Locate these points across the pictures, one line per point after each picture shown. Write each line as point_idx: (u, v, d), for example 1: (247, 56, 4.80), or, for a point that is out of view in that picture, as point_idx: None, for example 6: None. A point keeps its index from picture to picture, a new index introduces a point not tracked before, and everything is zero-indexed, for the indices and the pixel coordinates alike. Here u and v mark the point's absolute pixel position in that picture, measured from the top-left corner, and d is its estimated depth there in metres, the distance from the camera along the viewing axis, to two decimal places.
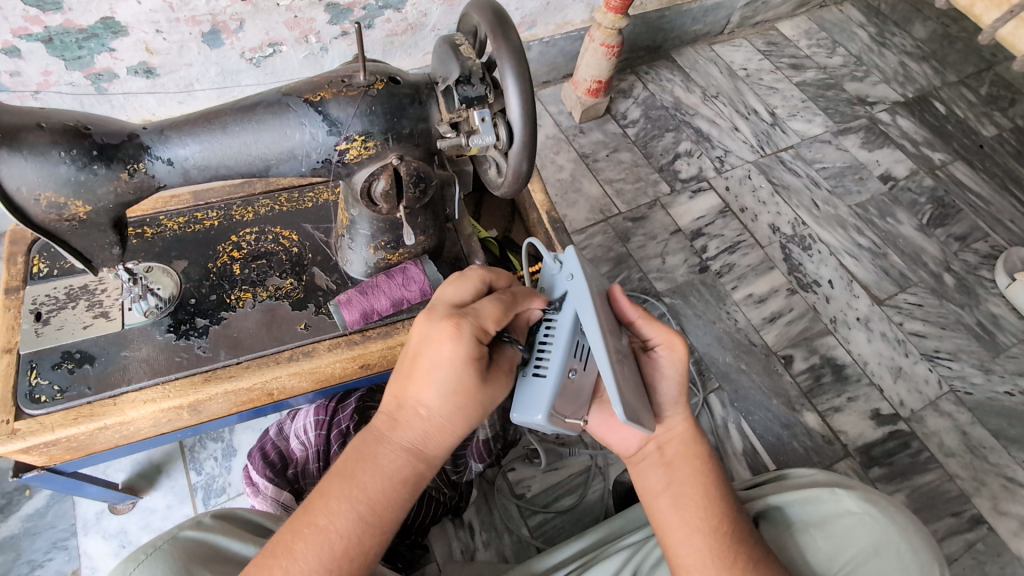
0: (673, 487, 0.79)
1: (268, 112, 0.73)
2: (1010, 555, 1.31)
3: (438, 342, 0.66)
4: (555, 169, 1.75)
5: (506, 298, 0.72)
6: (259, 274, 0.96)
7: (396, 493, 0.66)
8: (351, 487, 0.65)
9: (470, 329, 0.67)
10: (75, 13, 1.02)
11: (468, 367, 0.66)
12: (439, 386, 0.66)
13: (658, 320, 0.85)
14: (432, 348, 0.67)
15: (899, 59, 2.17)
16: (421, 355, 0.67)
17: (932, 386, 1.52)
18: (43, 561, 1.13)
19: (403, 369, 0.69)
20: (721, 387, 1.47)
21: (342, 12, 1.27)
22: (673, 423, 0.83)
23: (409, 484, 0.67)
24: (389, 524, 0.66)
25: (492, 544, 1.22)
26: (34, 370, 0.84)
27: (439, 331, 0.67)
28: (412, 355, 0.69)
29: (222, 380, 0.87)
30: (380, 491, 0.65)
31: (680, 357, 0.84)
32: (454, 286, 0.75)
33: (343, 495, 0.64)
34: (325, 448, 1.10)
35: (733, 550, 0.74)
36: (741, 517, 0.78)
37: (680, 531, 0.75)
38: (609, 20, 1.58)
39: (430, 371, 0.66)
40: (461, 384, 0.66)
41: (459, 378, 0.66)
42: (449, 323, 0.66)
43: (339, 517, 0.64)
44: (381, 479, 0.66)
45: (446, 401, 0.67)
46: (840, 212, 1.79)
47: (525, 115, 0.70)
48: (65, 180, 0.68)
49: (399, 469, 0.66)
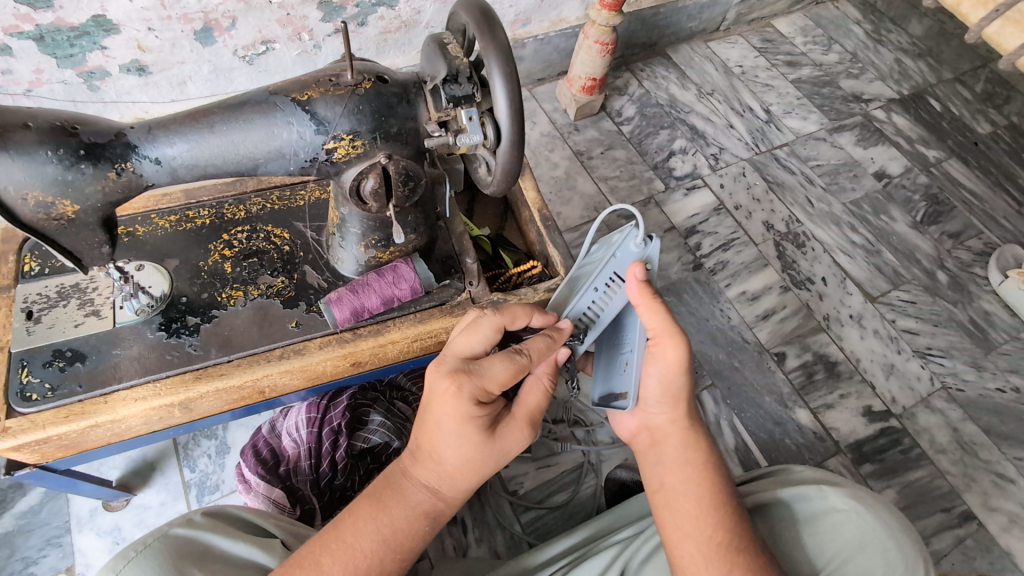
0: (664, 490, 0.80)
1: (256, 111, 0.74)
2: (1000, 551, 1.32)
3: (441, 398, 0.71)
4: (550, 167, 1.75)
5: (522, 358, 0.74)
6: (251, 273, 0.97)
7: (416, 522, 0.72)
8: (377, 511, 0.71)
9: (472, 389, 0.71)
10: (66, 11, 1.02)
11: (471, 423, 0.71)
12: (449, 438, 0.71)
13: (661, 309, 0.79)
14: (438, 403, 0.72)
15: (895, 56, 2.17)
16: (432, 407, 0.73)
17: (924, 383, 1.52)
18: (37, 558, 1.13)
19: (423, 417, 0.75)
20: (714, 384, 1.47)
21: (335, 9, 1.27)
22: (663, 421, 0.85)
23: (428, 516, 0.73)
24: (409, 549, 0.72)
25: (485, 540, 1.23)
26: (25, 369, 0.85)
27: (442, 388, 0.72)
28: (427, 409, 0.74)
29: (213, 378, 0.88)
30: (404, 522, 0.71)
31: (669, 352, 0.79)
32: (465, 335, 0.78)
33: (370, 517, 0.70)
34: (317, 445, 1.11)
35: (728, 558, 0.73)
36: (745, 527, 0.76)
37: (675, 537, 0.76)
38: (603, 17, 1.58)
39: (438, 422, 0.72)
40: (468, 437, 0.71)
41: (464, 432, 0.71)
42: (451, 382, 0.71)
43: (364, 536, 0.69)
44: (403, 509, 0.72)
45: (457, 449, 0.72)
46: (835, 209, 1.79)
47: (513, 114, 0.70)
48: (53, 179, 0.68)
49: (419, 502, 0.73)
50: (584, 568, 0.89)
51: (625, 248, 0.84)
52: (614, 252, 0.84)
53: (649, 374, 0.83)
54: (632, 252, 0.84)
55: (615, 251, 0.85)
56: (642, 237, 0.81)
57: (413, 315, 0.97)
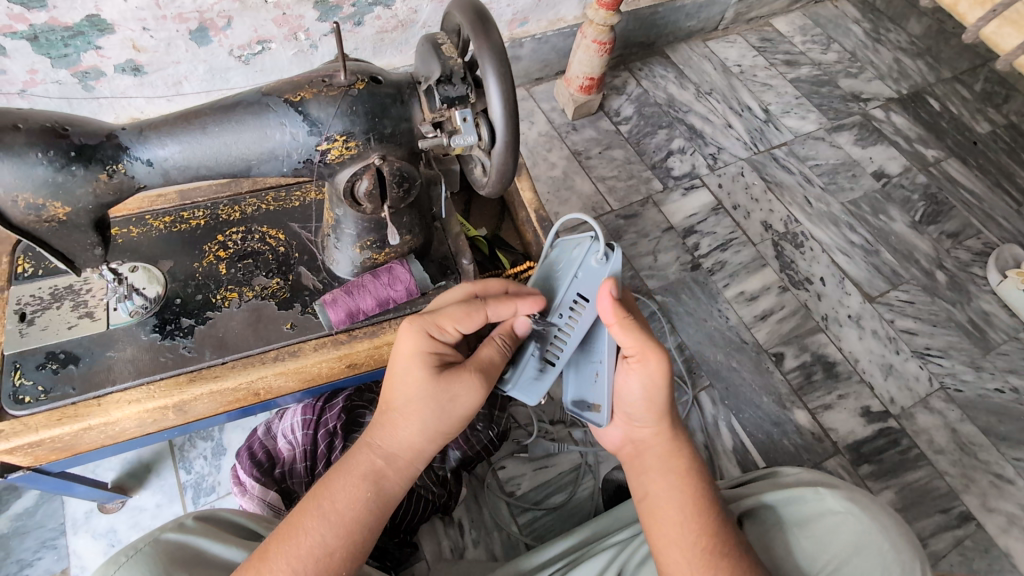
0: (650, 498, 0.80)
1: (249, 112, 0.73)
2: (997, 552, 1.32)
3: (397, 342, 0.76)
4: (548, 167, 1.74)
5: (476, 303, 0.79)
6: (245, 274, 0.96)
7: (359, 487, 0.70)
8: (321, 487, 0.71)
9: (424, 325, 0.76)
10: (60, 11, 1.02)
11: (419, 358, 0.74)
12: (398, 381, 0.74)
13: (634, 328, 0.78)
14: (395, 349, 0.76)
15: (894, 55, 2.17)
16: (391, 360, 0.77)
17: (923, 383, 1.52)
18: (32, 560, 1.13)
19: (385, 378, 0.78)
20: (711, 385, 1.47)
21: (331, 9, 1.26)
22: (647, 436, 0.85)
23: (371, 481, 0.71)
24: (353, 522, 0.69)
25: (482, 542, 1.22)
26: (18, 371, 0.84)
27: (398, 332, 0.77)
28: (389, 366, 0.78)
29: (206, 381, 0.87)
30: (343, 484, 0.70)
31: (651, 368, 0.78)
32: (437, 302, 0.84)
33: (315, 493, 0.71)
34: (313, 447, 1.11)
35: (713, 563, 0.73)
36: (729, 531, 0.77)
37: (661, 544, 0.76)
38: (601, 16, 1.57)
39: (392, 365, 0.76)
40: (413, 374, 0.73)
41: (412, 370, 0.73)
42: (406, 320, 0.77)
43: (304, 514, 0.69)
44: (347, 470, 0.72)
45: (401, 393, 0.74)
46: (833, 209, 1.79)
47: (507, 115, 0.70)
48: (43, 182, 0.67)
49: (363, 464, 0.72)
50: (581, 570, 0.89)
51: (585, 265, 0.87)
52: (577, 270, 0.87)
53: (633, 388, 0.82)
54: (594, 269, 0.87)
55: (579, 270, 0.87)
56: (603, 252, 0.85)
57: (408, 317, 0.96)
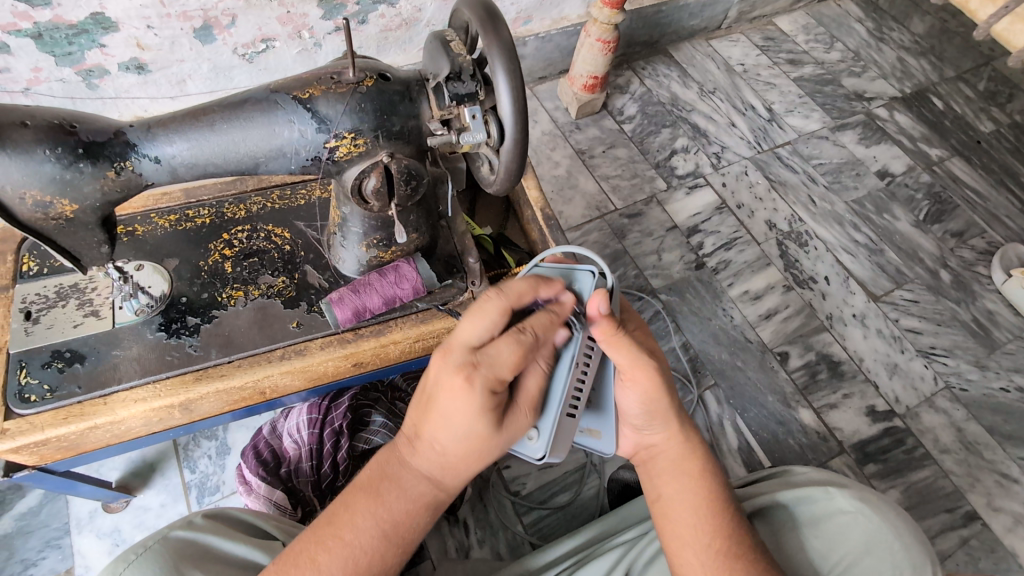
0: (662, 500, 0.80)
1: (256, 109, 0.73)
2: (1004, 551, 1.31)
3: (449, 394, 0.65)
4: (552, 166, 1.74)
5: (528, 338, 0.69)
6: (251, 273, 0.96)
7: (417, 515, 0.70)
8: (375, 506, 0.68)
9: (484, 380, 0.65)
10: (64, 9, 1.01)
11: (485, 416, 0.66)
12: (456, 430, 0.66)
13: (626, 344, 0.77)
14: (445, 398, 0.66)
15: (897, 54, 2.17)
16: (437, 402, 0.67)
17: (928, 382, 1.52)
18: (36, 560, 1.13)
19: (428, 408, 0.69)
20: (716, 384, 1.47)
21: (335, 7, 1.26)
22: (657, 440, 0.84)
23: (429, 508, 0.71)
24: (408, 541, 0.70)
25: (487, 541, 1.22)
26: (24, 370, 0.84)
27: (450, 384, 0.65)
28: (434, 399, 0.68)
29: (213, 379, 0.87)
30: (401, 511, 0.69)
31: (644, 381, 0.78)
32: (470, 320, 0.71)
33: (368, 514, 0.68)
34: (319, 446, 1.11)
35: (727, 565, 0.73)
36: (743, 530, 0.77)
37: (674, 547, 0.76)
38: (605, 15, 1.57)
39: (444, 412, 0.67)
40: (475, 432, 0.66)
41: (476, 426, 0.66)
42: (461, 376, 0.65)
43: (361, 532, 0.67)
44: (404, 501, 0.69)
45: (461, 445, 0.67)
46: (837, 208, 1.79)
47: (516, 112, 0.69)
48: (51, 179, 0.67)
49: (420, 494, 0.70)
50: (589, 569, 0.89)
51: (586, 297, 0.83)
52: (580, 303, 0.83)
53: (633, 400, 0.82)
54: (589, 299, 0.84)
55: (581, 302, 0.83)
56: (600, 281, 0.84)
57: (415, 316, 0.96)
